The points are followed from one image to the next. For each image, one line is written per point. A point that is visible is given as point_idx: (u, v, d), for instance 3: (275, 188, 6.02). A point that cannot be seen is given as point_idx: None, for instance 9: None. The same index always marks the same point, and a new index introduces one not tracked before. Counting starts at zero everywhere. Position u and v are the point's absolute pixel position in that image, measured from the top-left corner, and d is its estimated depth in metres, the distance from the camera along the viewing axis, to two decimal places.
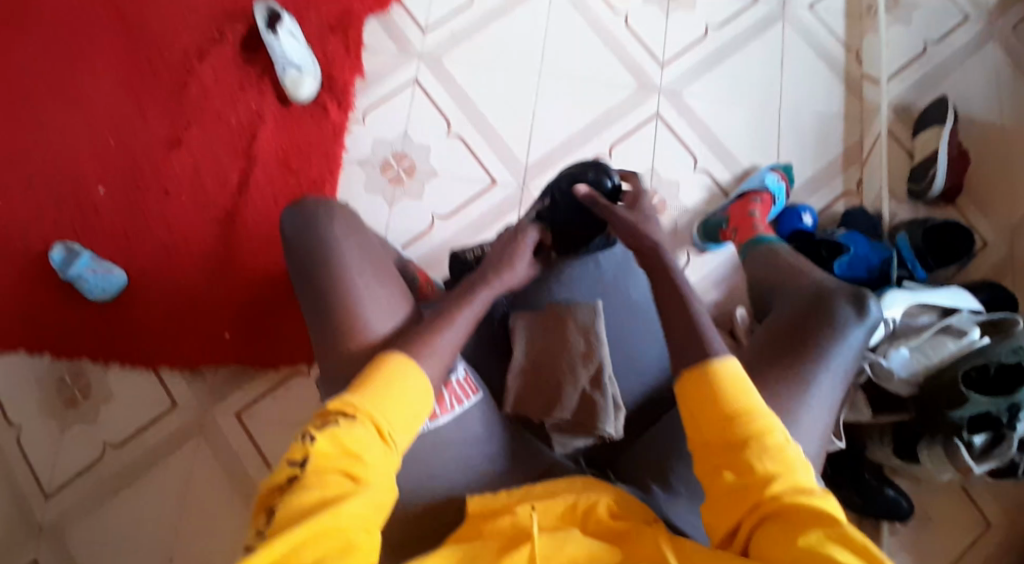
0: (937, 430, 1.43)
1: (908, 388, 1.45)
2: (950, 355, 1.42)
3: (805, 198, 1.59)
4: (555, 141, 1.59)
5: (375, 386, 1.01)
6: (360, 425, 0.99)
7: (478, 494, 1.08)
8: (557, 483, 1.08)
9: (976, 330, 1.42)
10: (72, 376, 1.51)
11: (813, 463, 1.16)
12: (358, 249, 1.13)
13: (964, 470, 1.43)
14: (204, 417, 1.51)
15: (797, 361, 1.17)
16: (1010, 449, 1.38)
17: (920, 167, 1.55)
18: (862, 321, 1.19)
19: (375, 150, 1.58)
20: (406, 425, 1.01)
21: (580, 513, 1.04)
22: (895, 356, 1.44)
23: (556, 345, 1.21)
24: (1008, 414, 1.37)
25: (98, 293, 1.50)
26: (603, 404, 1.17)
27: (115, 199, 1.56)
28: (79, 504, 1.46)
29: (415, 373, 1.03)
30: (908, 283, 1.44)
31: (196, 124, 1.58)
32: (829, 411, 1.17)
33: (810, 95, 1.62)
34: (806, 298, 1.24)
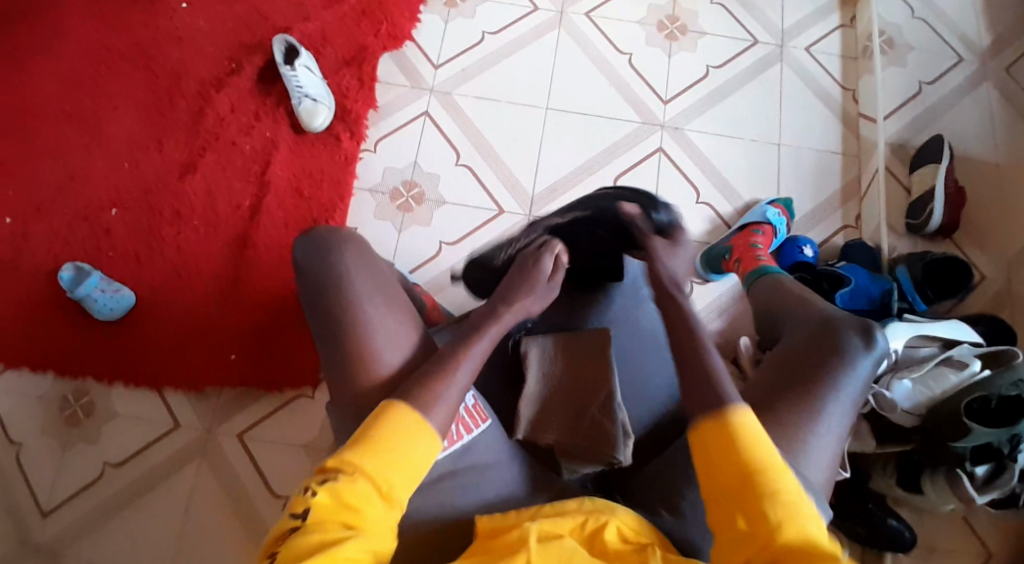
0: (940, 461, 1.45)
1: (911, 419, 1.46)
2: (951, 387, 1.44)
3: (806, 231, 1.63)
4: (561, 173, 1.62)
5: (377, 438, 1.01)
6: (360, 479, 0.98)
7: (488, 514, 1.07)
8: (566, 503, 1.07)
9: (976, 361, 1.45)
10: (75, 395, 1.51)
11: (822, 490, 1.18)
12: (367, 269, 1.12)
13: (967, 501, 1.43)
14: (206, 439, 1.50)
15: (809, 390, 1.19)
16: (1012, 479, 1.41)
17: (918, 202, 1.59)
18: (871, 349, 1.22)
19: (385, 178, 1.60)
20: (406, 479, 1.00)
21: (588, 533, 1.04)
22: (898, 388, 1.46)
23: (573, 373, 1.22)
24: (1009, 445, 1.41)
25: (106, 313, 1.50)
26: (613, 431, 1.17)
27: (126, 221, 1.56)
28: (78, 524, 1.45)
29: (419, 424, 1.02)
30: (909, 315, 1.48)
31: (210, 150, 1.60)
32: (837, 439, 1.18)
33: (810, 132, 1.67)
34: (813, 326, 1.27)
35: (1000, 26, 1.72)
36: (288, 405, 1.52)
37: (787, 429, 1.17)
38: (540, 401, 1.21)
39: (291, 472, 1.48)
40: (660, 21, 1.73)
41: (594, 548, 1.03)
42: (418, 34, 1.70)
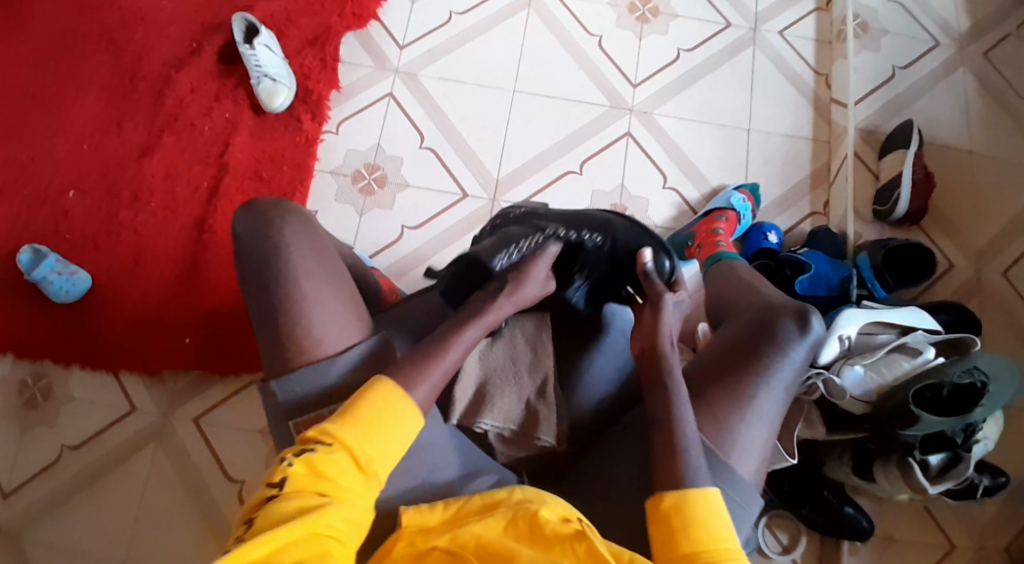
0: (891, 449, 1.45)
1: (861, 405, 1.45)
2: (904, 373, 1.43)
3: (772, 217, 1.61)
4: (527, 158, 1.59)
5: (364, 415, 0.99)
6: (344, 453, 0.97)
7: (413, 507, 1.08)
8: (495, 494, 1.09)
9: (930, 349, 1.45)
10: (32, 377, 1.50)
11: (755, 471, 1.22)
12: (314, 251, 1.10)
13: (919, 491, 1.44)
14: (162, 422, 1.49)
15: (743, 375, 1.23)
16: (967, 470, 1.41)
17: (885, 189, 1.57)
18: (805, 337, 1.25)
19: (347, 161, 1.58)
20: (389, 458, 0.99)
21: (523, 523, 1.06)
22: (849, 374, 1.44)
23: (504, 358, 1.23)
24: (963, 435, 1.42)
25: (62, 296, 1.48)
26: (546, 413, 1.20)
27: (85, 202, 1.54)
28: (36, 506, 1.45)
29: (408, 407, 1.01)
30: (866, 301, 1.47)
31: (169, 131, 1.57)
32: (769, 427, 1.22)
33: (781, 118, 1.64)
34: (751, 313, 1.30)
35: (978, 12, 1.70)
36: (244, 390, 1.51)
37: (717, 419, 1.21)
38: (478, 386, 1.21)
39: (247, 458, 1.48)
40: (631, 3, 1.70)
41: (532, 534, 1.06)
42: (383, 14, 1.67)
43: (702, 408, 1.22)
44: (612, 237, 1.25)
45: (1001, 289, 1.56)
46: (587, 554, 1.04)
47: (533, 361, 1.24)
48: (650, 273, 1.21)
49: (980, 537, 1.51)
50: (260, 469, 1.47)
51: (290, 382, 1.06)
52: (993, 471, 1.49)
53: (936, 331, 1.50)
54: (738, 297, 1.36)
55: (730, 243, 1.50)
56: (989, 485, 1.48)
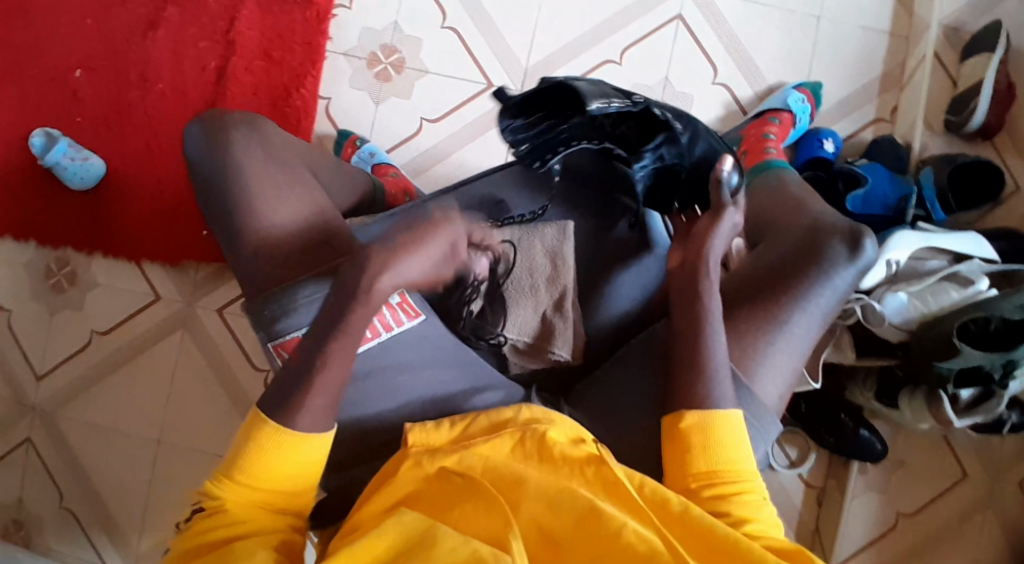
0: (921, 378, 1.39)
1: (898, 334, 1.39)
2: (951, 303, 1.36)
3: (830, 124, 1.44)
4: (560, 44, 1.43)
5: (247, 458, 0.92)
6: (234, 501, 0.91)
7: (417, 426, 1.02)
8: (501, 413, 1.02)
9: (983, 280, 1.35)
10: (57, 263, 1.49)
11: (778, 403, 1.17)
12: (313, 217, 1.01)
13: (943, 421, 1.39)
14: (187, 310, 1.50)
15: (776, 305, 1.16)
16: (998, 406, 1.37)
17: (960, 98, 1.39)
18: (855, 261, 1.17)
19: (362, 41, 1.43)
20: (294, 485, 0.93)
21: (533, 443, 0.99)
22: (891, 301, 1.38)
23: (521, 261, 1.17)
24: (1002, 371, 1.36)
25: (78, 182, 1.43)
26: (562, 327, 1.14)
27: (91, 82, 1.46)
28: (68, 389, 1.49)
29: (290, 436, 0.91)
30: (922, 223, 1.34)
31: (173, 4, 1.45)
32: (799, 354, 1.16)
33: (853, 6, 1.44)
34: (796, 231, 1.21)
35: None
36: None
37: (742, 342, 1.15)
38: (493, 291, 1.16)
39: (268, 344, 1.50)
40: None
41: (541, 454, 0.98)
42: None
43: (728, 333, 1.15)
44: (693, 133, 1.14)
45: None
46: (599, 480, 0.96)
47: (552, 273, 1.16)
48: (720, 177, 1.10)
49: (996, 471, 1.50)
50: None
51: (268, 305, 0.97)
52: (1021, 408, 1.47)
53: (993, 261, 1.38)
54: (784, 216, 1.25)
55: (780, 151, 1.36)
56: (1015, 422, 1.46)
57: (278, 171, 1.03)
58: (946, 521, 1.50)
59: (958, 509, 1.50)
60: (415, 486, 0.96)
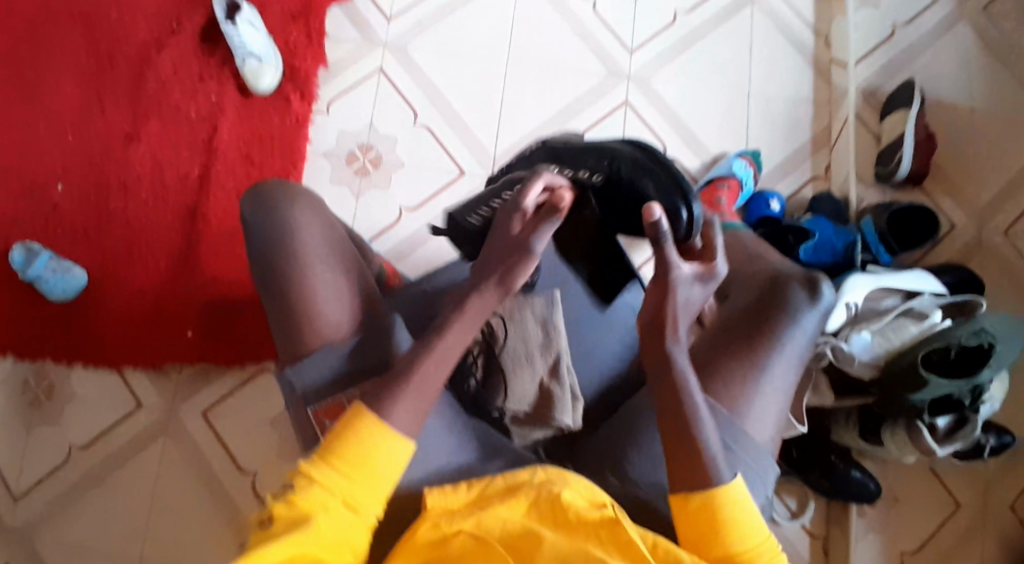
0: (899, 412, 1.43)
1: (870, 370, 1.43)
2: (911, 338, 1.42)
3: (773, 184, 1.58)
4: (523, 131, 1.56)
5: (344, 442, 0.97)
6: (322, 483, 0.95)
7: (436, 490, 1.04)
8: (518, 475, 1.04)
9: (937, 313, 1.43)
10: (35, 377, 1.48)
11: (768, 446, 1.16)
12: (325, 253, 1.09)
13: (928, 452, 1.42)
14: (169, 416, 1.48)
15: (753, 351, 1.17)
16: (974, 431, 1.40)
17: (887, 151, 1.55)
18: (816, 304, 1.20)
19: (340, 142, 1.54)
20: (375, 483, 0.96)
21: (551, 505, 1.00)
22: (856, 339, 1.42)
23: (513, 336, 1.19)
24: (971, 397, 1.39)
25: (57, 294, 1.46)
26: (561, 394, 1.18)
27: (74, 197, 1.51)
28: (46, 507, 1.44)
29: (387, 433, 0.97)
30: (871, 267, 1.46)
31: (154, 116, 1.53)
32: (783, 396, 1.18)
33: (780, 80, 1.61)
34: (757, 286, 1.25)
35: None
36: (254, 378, 1.51)
37: (728, 390, 1.15)
38: (493, 367, 1.18)
39: (254, 445, 1.49)
40: None
41: (558, 517, 0.99)
42: None
43: (713, 380, 1.16)
44: (615, 175, 1.11)
45: (1003, 249, 1.55)
46: (618, 531, 0.96)
47: (545, 341, 1.20)
48: (660, 235, 0.99)
49: (985, 494, 1.54)
50: (271, 456, 1.48)
51: (304, 370, 1.07)
52: (998, 431, 1.51)
53: (941, 294, 1.48)
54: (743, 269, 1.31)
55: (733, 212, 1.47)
56: (995, 445, 1.51)
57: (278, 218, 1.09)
58: (948, 551, 1.52)
59: (956, 539, 1.53)
60: (429, 550, 0.98)
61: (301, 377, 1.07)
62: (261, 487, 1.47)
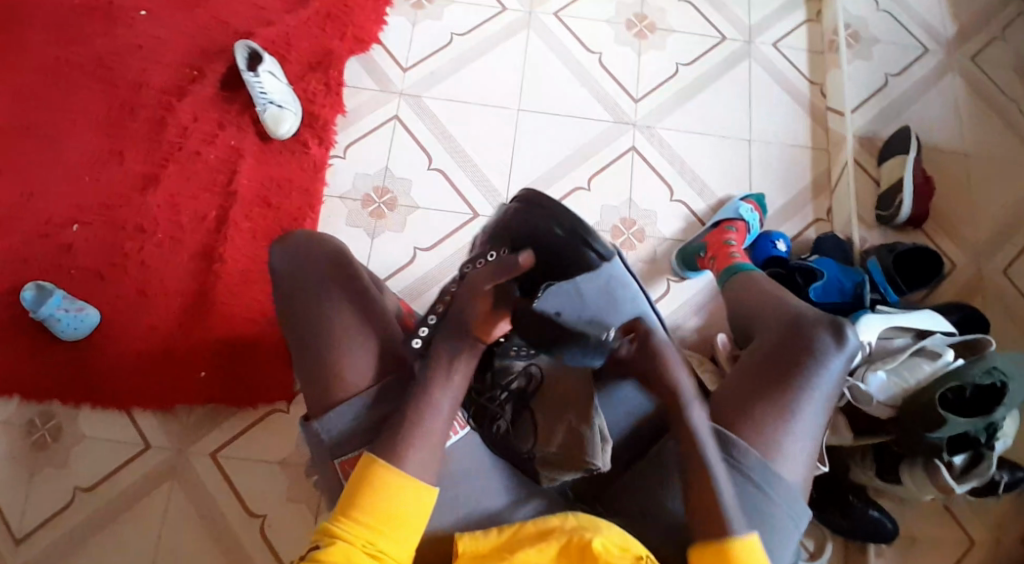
0: (917, 451, 1.38)
1: (887, 410, 1.38)
2: (926, 377, 1.38)
3: (778, 226, 1.62)
4: (534, 175, 1.60)
5: (364, 494, 1.03)
6: (346, 538, 1.00)
7: (469, 534, 1.06)
8: (549, 520, 1.06)
9: (950, 351, 1.38)
10: (41, 418, 1.45)
11: (801, 486, 1.15)
12: (342, 284, 1.14)
13: (944, 490, 1.37)
14: (178, 457, 1.44)
15: (782, 391, 1.15)
16: (991, 467, 1.35)
17: (887, 194, 1.59)
18: (842, 348, 1.17)
19: (356, 185, 1.58)
20: (398, 534, 1.02)
21: (576, 550, 1.03)
22: (873, 380, 1.39)
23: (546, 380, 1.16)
24: (986, 433, 1.35)
25: (69, 333, 1.44)
26: (590, 435, 1.13)
27: (90, 238, 1.52)
28: (49, 552, 1.39)
29: (406, 479, 1.03)
30: (882, 306, 1.43)
31: (172, 161, 1.56)
32: (813, 436, 1.16)
33: (780, 128, 1.67)
34: (782, 325, 1.22)
35: (963, 18, 1.74)
36: (262, 421, 1.46)
37: (758, 430, 1.14)
38: (522, 409, 1.16)
39: (262, 489, 1.43)
40: (629, 20, 1.73)
41: (583, 562, 1.02)
42: (385, 37, 1.68)
43: (742, 420, 1.15)
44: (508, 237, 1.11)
45: (1004, 288, 1.57)
46: None
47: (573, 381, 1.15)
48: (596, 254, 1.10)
49: (997, 530, 1.51)
50: (279, 501, 1.43)
51: (330, 421, 1.09)
52: (1010, 466, 1.46)
53: (951, 333, 1.45)
54: (766, 312, 1.27)
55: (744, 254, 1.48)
56: (1008, 480, 1.45)
57: (302, 257, 1.16)
58: None
59: None
60: None
61: (329, 427, 1.09)
62: (271, 533, 1.41)
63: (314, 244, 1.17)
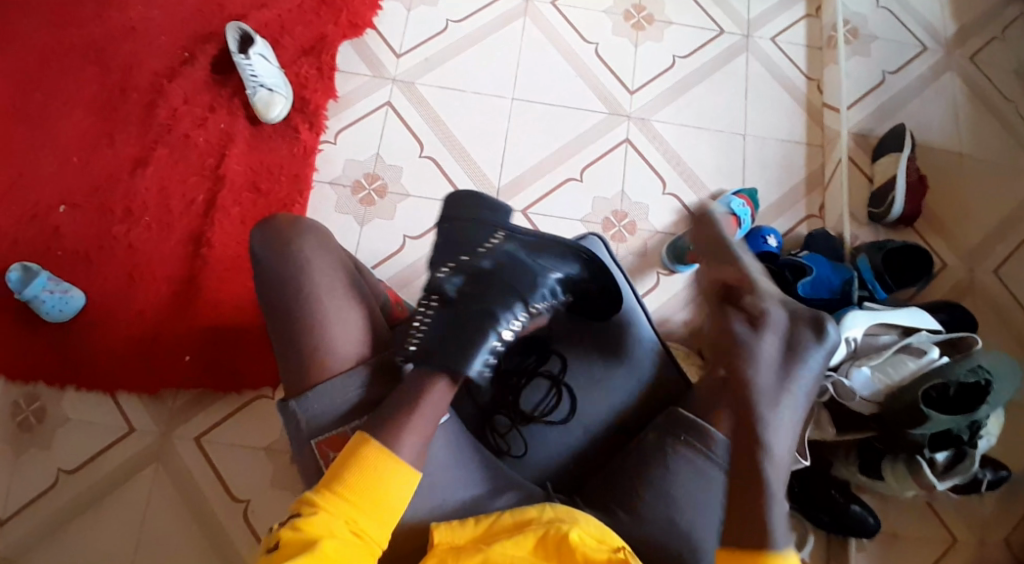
0: (899, 449, 1.37)
1: (870, 406, 1.37)
2: (910, 374, 1.36)
3: (770, 221, 1.61)
4: (526, 165, 1.59)
5: (347, 471, 1.02)
6: (327, 511, 1.00)
7: (443, 523, 1.06)
8: (526, 511, 1.06)
9: (935, 348, 1.36)
10: (25, 400, 1.45)
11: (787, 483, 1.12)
12: (330, 264, 1.13)
13: (927, 488, 1.36)
14: (162, 441, 1.44)
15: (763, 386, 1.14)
16: (973, 466, 1.33)
17: (879, 192, 1.59)
18: (822, 343, 1.18)
19: (347, 171, 1.57)
20: (380, 511, 1.02)
21: (551, 543, 1.03)
22: (857, 376, 1.37)
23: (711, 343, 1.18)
24: (969, 431, 1.34)
25: (55, 316, 1.44)
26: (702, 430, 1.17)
27: (76, 219, 1.51)
28: (32, 533, 1.39)
29: (391, 458, 1.03)
30: (868, 305, 1.41)
31: (162, 143, 1.55)
32: (794, 433, 1.14)
33: (775, 123, 1.66)
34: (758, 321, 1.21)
35: (963, 17, 1.73)
36: (247, 406, 1.46)
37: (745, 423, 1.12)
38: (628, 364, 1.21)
39: (245, 474, 1.43)
40: (627, 11, 1.71)
41: (559, 555, 1.03)
42: (379, 22, 1.66)
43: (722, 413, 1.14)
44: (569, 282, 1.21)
45: (995, 289, 1.56)
46: None
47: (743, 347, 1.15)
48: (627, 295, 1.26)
49: (983, 531, 1.50)
50: (263, 487, 1.43)
51: (309, 402, 1.09)
52: (994, 465, 1.45)
53: (938, 331, 1.42)
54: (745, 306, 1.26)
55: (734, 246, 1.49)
56: (992, 479, 1.44)
57: (276, 242, 1.13)
58: None
59: None
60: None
61: (306, 408, 1.09)
62: (253, 518, 1.41)
63: (298, 233, 1.14)
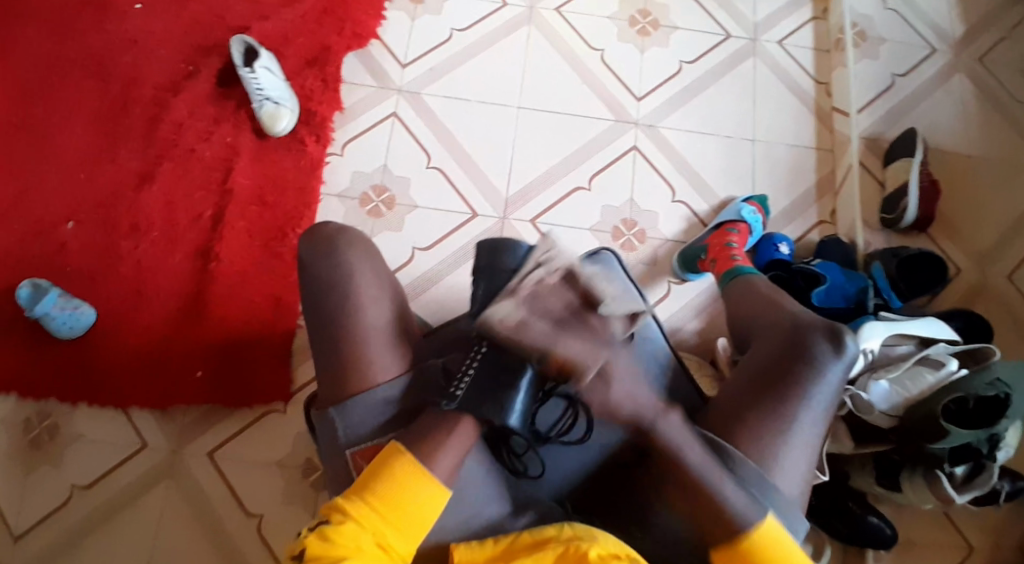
0: (918, 460, 1.37)
1: (889, 421, 1.36)
2: (929, 387, 1.35)
3: (781, 227, 1.59)
4: (535, 173, 1.58)
5: (380, 484, 1.03)
6: (357, 518, 1.01)
7: (464, 543, 1.06)
8: (545, 530, 1.05)
9: (953, 360, 1.35)
10: (36, 417, 1.44)
11: (799, 498, 1.13)
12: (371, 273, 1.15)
13: (945, 501, 1.35)
14: (174, 458, 1.43)
15: (778, 402, 1.14)
16: (992, 478, 1.32)
17: (891, 198, 1.57)
18: (841, 357, 1.15)
19: (354, 183, 1.56)
20: (407, 526, 1.02)
21: (571, 557, 1.02)
22: (875, 389, 1.37)
23: (760, 358, 1.19)
24: (988, 445, 1.33)
25: (64, 332, 1.43)
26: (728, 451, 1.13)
27: (83, 235, 1.50)
28: (44, 552, 1.38)
29: (422, 473, 1.04)
30: (884, 314, 1.41)
31: (168, 158, 1.54)
32: (812, 446, 1.14)
33: (784, 128, 1.65)
34: (781, 333, 1.20)
35: (972, 18, 1.71)
36: (259, 421, 1.45)
37: (757, 442, 1.13)
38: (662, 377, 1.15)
39: (259, 490, 1.42)
40: (632, 16, 1.70)
41: None
42: (384, 33, 1.65)
43: (740, 430, 1.14)
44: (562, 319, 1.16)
45: (1009, 294, 1.55)
46: None
47: (787, 359, 1.16)
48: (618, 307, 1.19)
49: (996, 538, 1.49)
50: (276, 503, 1.42)
51: (348, 412, 1.11)
52: (1012, 475, 1.44)
53: (954, 341, 1.41)
54: (765, 315, 1.26)
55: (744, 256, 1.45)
56: (1009, 490, 1.43)
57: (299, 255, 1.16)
58: None
59: None
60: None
61: (345, 417, 1.11)
62: (267, 534, 1.40)
63: (314, 247, 1.16)
